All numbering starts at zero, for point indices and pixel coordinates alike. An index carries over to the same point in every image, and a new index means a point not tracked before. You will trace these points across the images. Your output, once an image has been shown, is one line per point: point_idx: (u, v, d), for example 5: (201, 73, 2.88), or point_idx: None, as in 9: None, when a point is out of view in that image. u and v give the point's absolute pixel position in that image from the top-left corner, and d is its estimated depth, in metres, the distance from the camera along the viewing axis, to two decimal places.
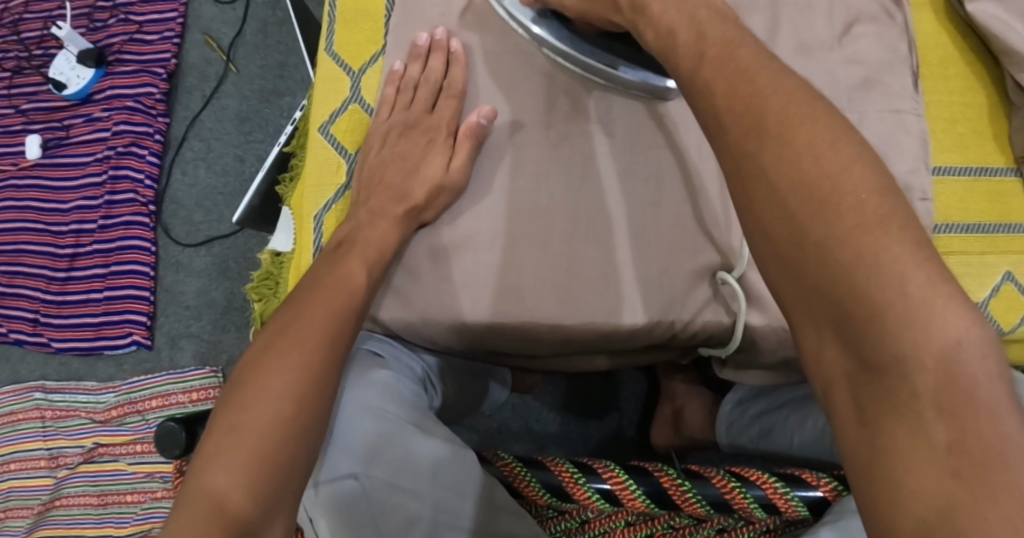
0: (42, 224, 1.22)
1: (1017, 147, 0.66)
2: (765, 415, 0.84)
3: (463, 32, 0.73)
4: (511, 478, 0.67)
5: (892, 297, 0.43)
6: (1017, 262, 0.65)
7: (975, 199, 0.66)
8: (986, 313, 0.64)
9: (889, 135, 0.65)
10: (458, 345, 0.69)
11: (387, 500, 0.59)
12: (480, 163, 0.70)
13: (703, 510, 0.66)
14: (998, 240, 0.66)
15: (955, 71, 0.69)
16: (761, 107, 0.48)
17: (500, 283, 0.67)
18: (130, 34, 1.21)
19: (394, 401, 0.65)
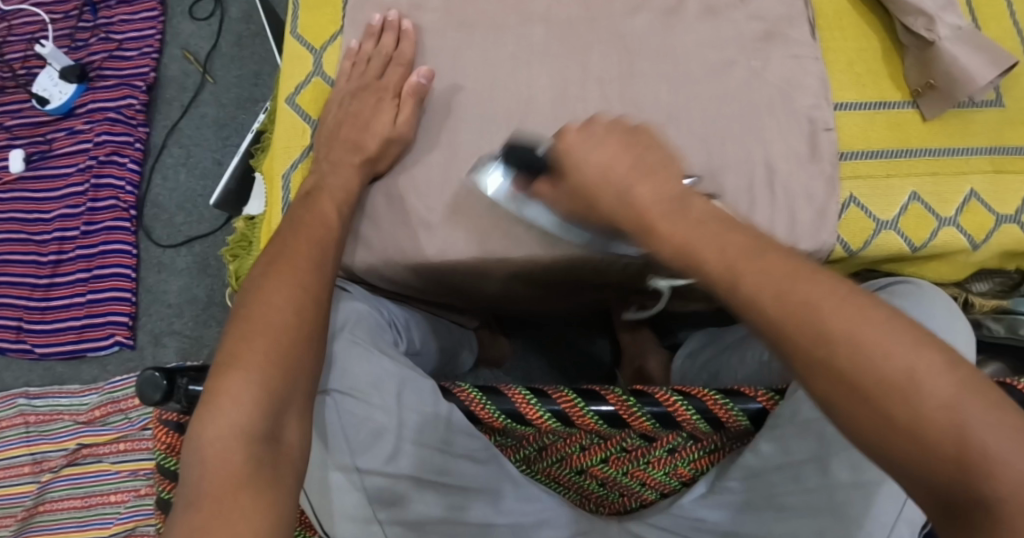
0: (26, 233, 1.27)
1: (911, 82, 0.77)
2: (712, 360, 0.90)
3: (415, 13, 0.80)
4: (468, 403, 0.70)
5: (940, 416, 0.45)
6: (921, 183, 0.76)
7: (877, 128, 0.77)
8: (897, 228, 0.75)
9: (792, 75, 0.75)
10: (416, 280, 0.77)
11: (357, 412, 0.66)
12: (429, 118, 0.77)
13: (650, 425, 0.70)
14: (903, 164, 0.76)
15: (849, 20, 0.79)
16: (785, 297, 0.48)
17: (454, 223, 0.74)
18: (110, 51, 1.28)
19: (365, 329, 0.72)
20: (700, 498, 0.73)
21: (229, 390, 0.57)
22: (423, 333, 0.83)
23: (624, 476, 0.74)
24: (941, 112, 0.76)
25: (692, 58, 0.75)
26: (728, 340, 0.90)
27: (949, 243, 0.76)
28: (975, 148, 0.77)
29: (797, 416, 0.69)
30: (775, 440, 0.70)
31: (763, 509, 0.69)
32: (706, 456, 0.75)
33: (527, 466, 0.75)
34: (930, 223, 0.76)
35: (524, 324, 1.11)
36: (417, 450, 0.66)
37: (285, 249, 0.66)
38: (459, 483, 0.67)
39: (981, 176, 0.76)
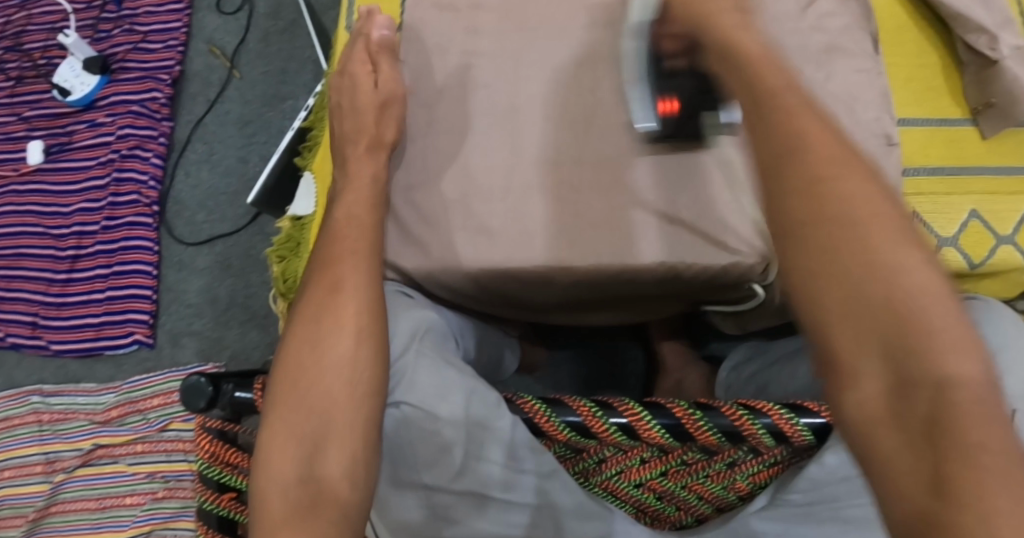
0: (43, 227, 1.24)
1: (970, 100, 0.78)
2: (760, 374, 0.88)
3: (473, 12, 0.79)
4: (532, 415, 0.68)
5: (919, 316, 0.44)
6: (980, 202, 0.77)
7: (936, 144, 0.79)
8: (958, 247, 0.75)
9: (856, 89, 0.74)
10: (474, 289, 0.76)
11: (425, 426, 0.64)
12: (487, 123, 0.75)
13: (716, 439, 0.69)
14: (962, 182, 0.78)
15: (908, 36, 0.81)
16: (793, 157, 0.49)
17: (520, 233, 0.73)
18: (134, 43, 1.25)
19: (431, 341, 0.70)
20: (762, 511, 0.71)
21: (275, 438, 0.60)
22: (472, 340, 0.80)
23: (681, 490, 0.74)
24: (999, 130, 0.77)
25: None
26: (777, 354, 0.89)
27: (1007, 263, 0.75)
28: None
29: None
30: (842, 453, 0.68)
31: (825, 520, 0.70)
32: (765, 470, 0.74)
33: (585, 479, 0.73)
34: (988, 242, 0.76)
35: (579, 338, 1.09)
36: (483, 467, 0.64)
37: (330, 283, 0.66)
38: (521, 499, 0.65)
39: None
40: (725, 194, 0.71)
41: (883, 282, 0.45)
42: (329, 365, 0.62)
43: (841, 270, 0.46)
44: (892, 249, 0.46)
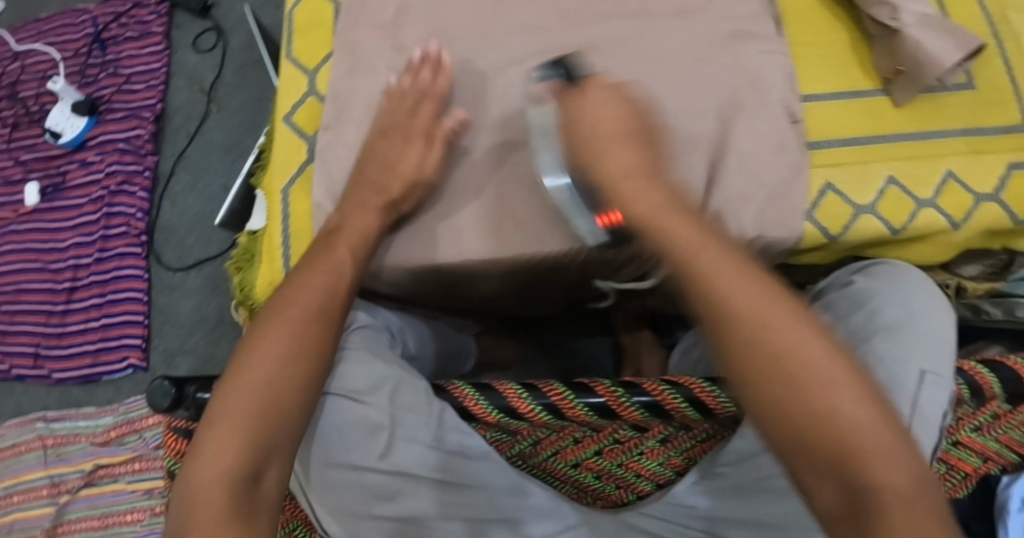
0: (41, 262, 1.32)
1: (880, 70, 0.80)
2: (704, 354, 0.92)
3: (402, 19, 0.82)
4: (461, 400, 0.73)
5: (849, 422, 0.53)
6: (898, 167, 0.78)
7: (849, 116, 0.79)
8: (875, 213, 0.77)
9: (762, 71, 0.78)
10: (413, 284, 0.80)
11: (359, 413, 0.70)
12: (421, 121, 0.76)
13: (641, 415, 0.72)
14: (878, 150, 0.78)
15: (815, 17, 0.82)
16: (709, 285, 0.57)
17: (451, 228, 0.77)
18: (119, 85, 1.33)
19: (361, 336, 0.76)
20: (693, 485, 0.71)
21: (212, 442, 0.63)
22: (418, 338, 0.86)
23: (618, 468, 0.76)
24: (912, 97, 0.78)
25: (661, 59, 0.78)
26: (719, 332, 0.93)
27: (929, 225, 0.77)
28: (950, 131, 0.79)
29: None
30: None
31: (755, 493, 0.69)
32: (699, 444, 0.75)
33: (522, 461, 0.77)
34: (909, 206, 0.77)
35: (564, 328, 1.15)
36: (409, 446, 0.70)
37: (290, 291, 0.69)
38: (460, 479, 0.70)
39: (956, 157, 0.78)
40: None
41: (793, 383, 0.54)
42: (275, 376, 0.65)
43: (749, 361, 0.55)
44: (779, 329, 0.55)
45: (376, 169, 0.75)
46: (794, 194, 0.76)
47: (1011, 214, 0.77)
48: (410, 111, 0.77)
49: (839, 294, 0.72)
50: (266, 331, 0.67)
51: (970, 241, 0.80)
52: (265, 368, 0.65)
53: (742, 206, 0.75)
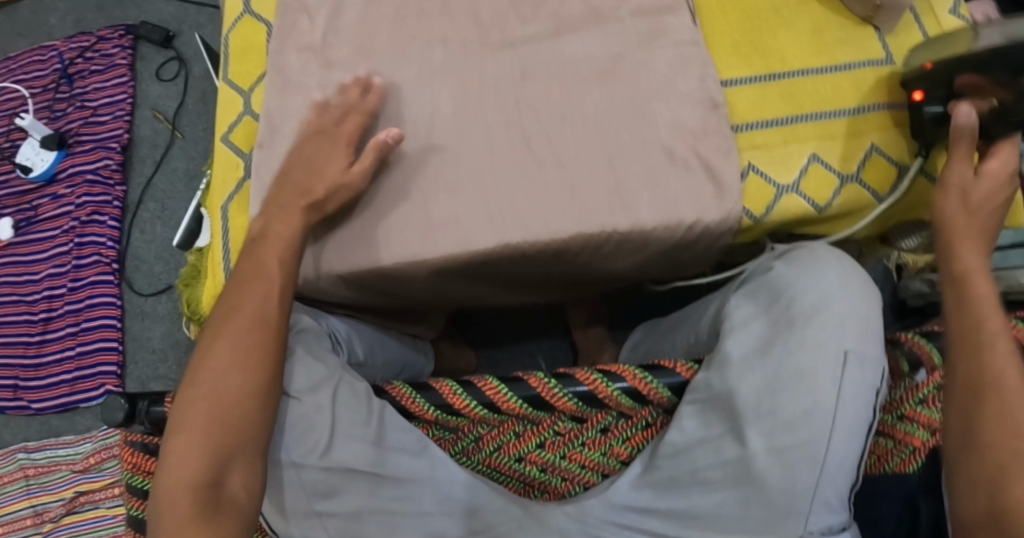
0: (17, 295, 1.34)
1: (859, 12, 0.82)
2: (650, 344, 0.95)
3: (331, 32, 0.85)
4: (400, 398, 0.76)
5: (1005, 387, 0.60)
6: (816, 145, 0.79)
7: (766, 100, 0.81)
8: (798, 192, 0.79)
9: (677, 63, 0.80)
10: (348, 290, 0.82)
11: (296, 415, 0.71)
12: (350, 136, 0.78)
13: (574, 404, 0.74)
14: (796, 130, 0.80)
15: (731, 5, 0.84)
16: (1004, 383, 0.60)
17: (374, 232, 0.78)
18: (86, 118, 1.36)
19: (304, 341, 0.77)
20: (636, 481, 0.71)
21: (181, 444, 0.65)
22: (367, 345, 0.87)
23: (563, 460, 0.75)
24: (895, 26, 0.81)
25: (579, 59, 0.81)
26: (665, 322, 0.95)
27: (851, 201, 0.79)
28: (867, 106, 0.80)
29: (711, 389, 0.70)
30: (697, 414, 0.71)
31: (688, 485, 0.69)
32: (640, 432, 0.76)
33: (467, 458, 0.76)
34: (833, 183, 0.79)
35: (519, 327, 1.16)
36: (349, 444, 0.70)
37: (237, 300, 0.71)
38: (395, 475, 0.70)
39: (875, 132, 0.79)
40: (563, 174, 0.78)
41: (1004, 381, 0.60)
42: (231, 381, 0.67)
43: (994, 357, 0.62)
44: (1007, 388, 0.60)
45: (302, 172, 0.77)
46: (713, 179, 0.78)
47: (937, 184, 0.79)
48: (336, 119, 0.79)
49: (762, 285, 0.74)
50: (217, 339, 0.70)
51: (896, 213, 0.82)
52: (222, 373, 0.68)
53: (665, 194, 0.77)
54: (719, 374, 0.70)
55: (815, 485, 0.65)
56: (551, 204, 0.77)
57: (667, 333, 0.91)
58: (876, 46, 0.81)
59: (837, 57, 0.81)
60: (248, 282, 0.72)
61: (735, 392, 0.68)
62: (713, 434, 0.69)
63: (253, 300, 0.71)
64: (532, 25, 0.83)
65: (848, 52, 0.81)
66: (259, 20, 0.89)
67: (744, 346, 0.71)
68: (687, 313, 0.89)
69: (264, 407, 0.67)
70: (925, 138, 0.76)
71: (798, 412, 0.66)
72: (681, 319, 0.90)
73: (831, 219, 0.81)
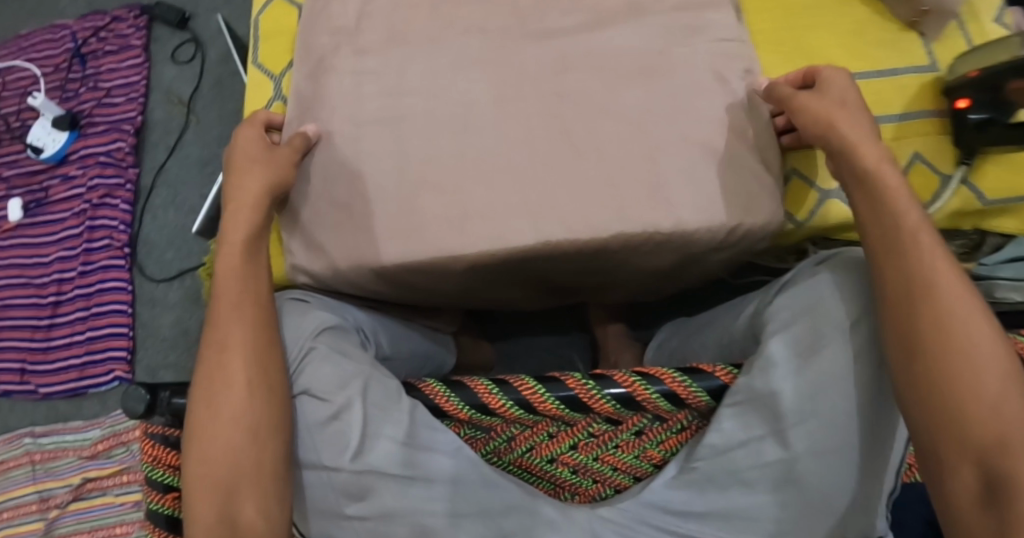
0: (26, 278, 1.31)
1: (903, 17, 0.82)
2: (678, 341, 0.95)
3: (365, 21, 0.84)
4: (433, 397, 0.74)
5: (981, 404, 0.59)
6: None
7: None
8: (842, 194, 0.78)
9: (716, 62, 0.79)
10: (381, 284, 0.81)
11: (323, 413, 0.70)
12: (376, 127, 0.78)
13: (612, 406, 0.73)
14: None
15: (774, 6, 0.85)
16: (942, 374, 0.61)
17: (409, 225, 0.77)
18: (99, 99, 1.34)
19: (328, 335, 0.74)
20: (671, 480, 0.70)
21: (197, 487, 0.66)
22: (392, 337, 0.86)
23: (595, 462, 0.75)
24: (940, 32, 0.81)
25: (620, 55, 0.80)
26: (694, 320, 0.95)
27: None
28: (910, 112, 0.80)
29: (752, 388, 0.68)
30: (737, 415, 0.68)
31: (727, 486, 0.68)
32: (674, 435, 0.75)
33: (498, 458, 0.76)
34: None
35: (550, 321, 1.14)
36: (381, 443, 0.68)
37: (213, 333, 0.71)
38: (423, 475, 0.67)
39: (919, 139, 0.79)
40: (603, 169, 0.76)
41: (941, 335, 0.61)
42: (229, 418, 0.68)
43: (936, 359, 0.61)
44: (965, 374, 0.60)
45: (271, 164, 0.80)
46: (745, 184, 0.77)
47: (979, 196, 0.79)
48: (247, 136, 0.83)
49: (803, 291, 0.70)
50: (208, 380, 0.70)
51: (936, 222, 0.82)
52: (212, 410, 0.68)
53: (703, 192, 0.76)
54: (762, 374, 0.68)
55: (853, 485, 0.66)
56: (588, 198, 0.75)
57: (699, 332, 0.90)
58: (920, 52, 0.81)
59: (879, 62, 0.81)
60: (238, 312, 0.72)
61: (779, 394, 0.67)
62: (752, 437, 0.68)
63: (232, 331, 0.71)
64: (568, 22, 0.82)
65: (891, 57, 0.81)
66: (290, 4, 0.90)
67: (786, 351, 0.68)
68: (718, 312, 0.88)
69: (257, 441, 0.67)
70: (963, 143, 0.77)
71: (840, 416, 0.66)
72: (713, 317, 0.89)
73: None
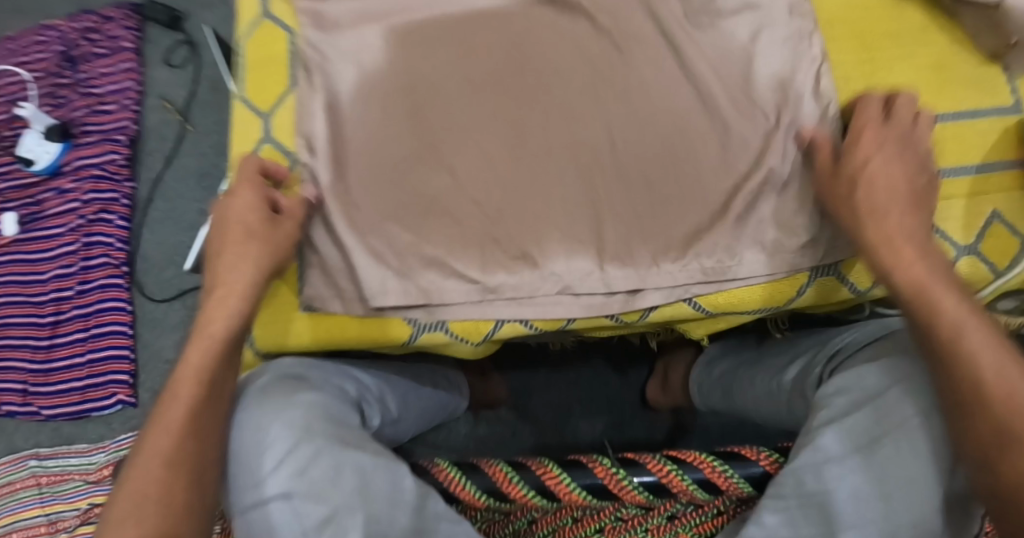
0: (23, 296, 1.26)
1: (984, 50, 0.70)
2: (727, 373, 0.85)
3: (337, 60, 0.74)
4: (446, 483, 0.69)
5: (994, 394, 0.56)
6: (1000, 200, 0.68)
7: None
8: (978, 254, 0.67)
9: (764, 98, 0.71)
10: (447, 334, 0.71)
11: (311, 515, 0.58)
12: (394, 146, 0.72)
13: (643, 496, 0.67)
14: (953, 184, 0.68)
15: (843, 30, 0.72)
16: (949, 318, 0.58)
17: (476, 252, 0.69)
18: (91, 106, 1.26)
19: (323, 420, 0.64)
20: None
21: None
22: (399, 400, 0.80)
23: None
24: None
25: (649, 91, 0.71)
26: (746, 352, 0.85)
27: None
28: (993, 164, 0.68)
29: (802, 486, 0.61)
30: (782, 512, 0.61)
31: None
32: (711, 520, 0.69)
33: None
34: (1013, 245, 0.68)
35: (584, 355, 1.06)
36: None
37: (162, 411, 0.61)
38: None
39: (1008, 194, 0.68)
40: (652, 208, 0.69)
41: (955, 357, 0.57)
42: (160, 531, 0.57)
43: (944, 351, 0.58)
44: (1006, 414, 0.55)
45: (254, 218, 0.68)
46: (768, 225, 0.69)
47: None
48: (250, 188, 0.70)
49: (866, 370, 0.65)
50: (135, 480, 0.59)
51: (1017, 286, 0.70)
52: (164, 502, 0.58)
53: (731, 232, 0.68)
54: (812, 470, 0.61)
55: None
56: (606, 237, 0.68)
57: (739, 376, 0.83)
58: (1004, 91, 0.69)
59: (961, 102, 0.69)
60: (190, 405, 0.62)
61: (832, 493, 0.60)
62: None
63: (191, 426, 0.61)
64: (608, 37, 0.72)
65: (973, 95, 0.69)
66: (280, 27, 0.79)
67: (838, 440, 0.62)
68: (751, 364, 0.82)
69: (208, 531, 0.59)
70: None
71: (905, 525, 0.59)
72: (764, 360, 0.80)
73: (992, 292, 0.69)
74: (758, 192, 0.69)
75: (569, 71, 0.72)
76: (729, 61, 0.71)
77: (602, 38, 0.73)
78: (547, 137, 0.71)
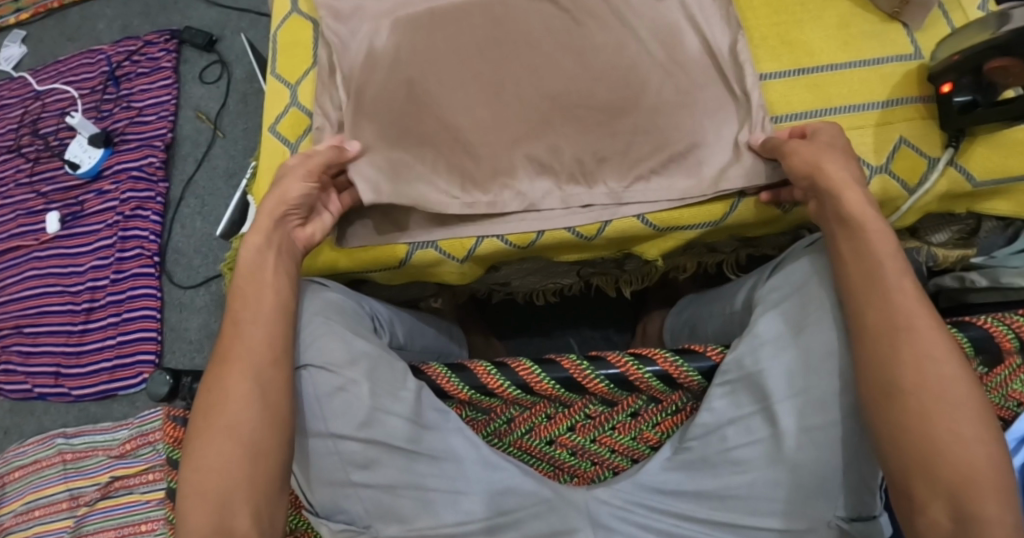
0: (61, 286, 1.39)
1: (886, 10, 0.82)
2: (694, 311, 0.97)
3: (349, 25, 0.87)
4: (435, 378, 0.79)
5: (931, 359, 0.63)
6: (905, 129, 0.79)
7: (825, 89, 0.81)
8: (890, 173, 0.78)
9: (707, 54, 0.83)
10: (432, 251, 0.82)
11: (328, 383, 0.73)
12: (394, 93, 0.84)
13: (607, 387, 0.77)
14: (861, 117, 0.80)
15: (763, 0, 0.85)
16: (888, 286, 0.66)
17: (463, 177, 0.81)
18: (132, 118, 1.42)
19: (341, 314, 0.78)
20: (665, 462, 0.74)
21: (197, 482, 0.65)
22: (406, 330, 0.91)
23: (592, 444, 0.79)
24: (926, 22, 0.81)
25: (601, 49, 0.83)
26: (712, 292, 0.96)
27: (940, 187, 0.78)
28: (897, 100, 0.79)
29: (743, 368, 0.72)
30: (727, 394, 0.72)
31: (719, 465, 0.71)
32: (669, 418, 0.79)
33: (499, 439, 0.80)
34: (920, 166, 0.78)
35: (573, 323, 1.19)
36: (389, 419, 0.72)
37: (232, 339, 0.70)
38: (429, 452, 0.73)
39: (911, 124, 0.79)
40: (612, 140, 0.80)
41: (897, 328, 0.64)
42: (233, 416, 0.67)
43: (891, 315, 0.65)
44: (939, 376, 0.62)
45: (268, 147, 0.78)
46: (712, 161, 0.80)
47: (969, 178, 0.78)
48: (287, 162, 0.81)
49: (793, 268, 0.74)
50: (206, 389, 0.69)
51: (930, 207, 0.81)
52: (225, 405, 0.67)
53: (675, 159, 0.80)
54: (750, 353, 0.72)
55: (843, 462, 0.68)
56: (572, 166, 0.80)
57: (702, 312, 0.94)
58: (904, 41, 0.81)
59: (866, 52, 0.81)
60: (242, 318, 0.71)
61: (765, 372, 0.70)
62: (741, 415, 0.71)
63: (240, 343, 0.70)
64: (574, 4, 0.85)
65: (877, 46, 0.81)
66: (304, 17, 0.95)
67: (774, 327, 0.72)
68: (712, 299, 0.93)
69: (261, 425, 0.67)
70: (953, 127, 0.76)
71: (828, 393, 0.68)
72: (722, 291, 0.92)
73: (907, 210, 0.80)
74: (700, 126, 0.81)
75: (537, 33, 0.84)
76: (681, 21, 0.84)
77: (563, 12, 0.85)
78: (519, 87, 0.82)
